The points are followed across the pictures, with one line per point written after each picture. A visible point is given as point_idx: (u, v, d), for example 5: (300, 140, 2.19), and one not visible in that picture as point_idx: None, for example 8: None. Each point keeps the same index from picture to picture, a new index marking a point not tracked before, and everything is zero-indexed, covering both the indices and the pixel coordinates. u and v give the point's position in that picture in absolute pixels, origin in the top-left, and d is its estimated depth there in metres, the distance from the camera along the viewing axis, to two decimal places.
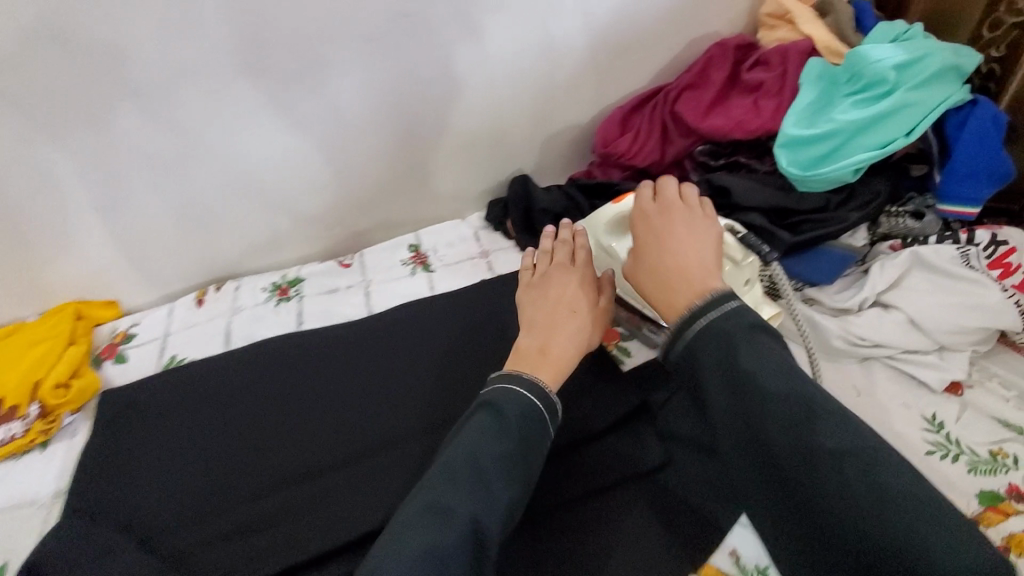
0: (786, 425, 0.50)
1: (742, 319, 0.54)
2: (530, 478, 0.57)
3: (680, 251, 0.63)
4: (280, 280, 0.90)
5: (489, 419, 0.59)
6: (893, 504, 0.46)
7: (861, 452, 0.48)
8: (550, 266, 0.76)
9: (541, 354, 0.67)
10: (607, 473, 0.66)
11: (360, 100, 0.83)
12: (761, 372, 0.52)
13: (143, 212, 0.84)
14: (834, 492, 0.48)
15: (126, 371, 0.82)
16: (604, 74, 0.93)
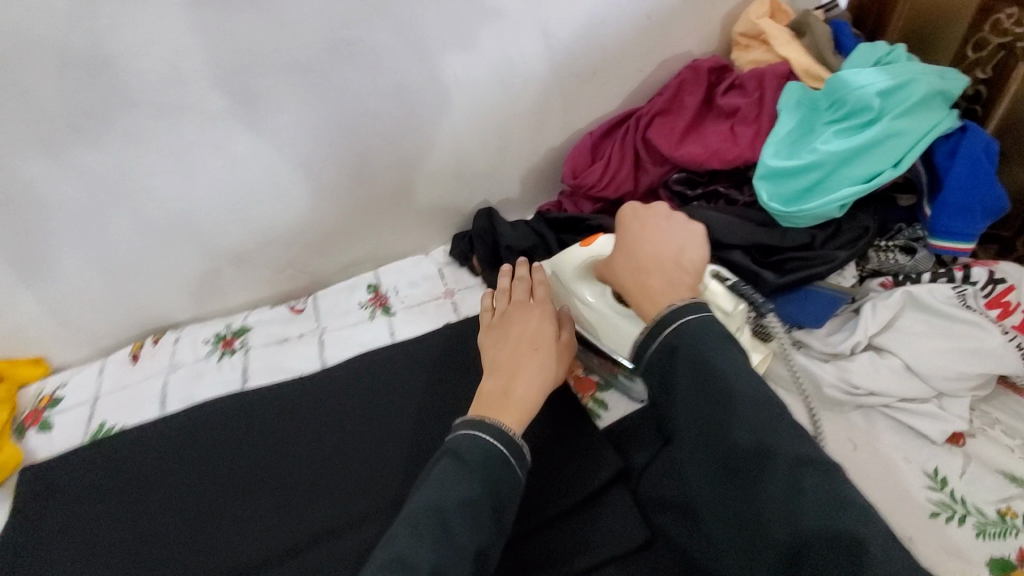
0: (751, 427, 0.48)
1: (714, 326, 0.53)
2: (501, 518, 0.52)
3: (661, 249, 0.62)
4: (224, 330, 0.83)
5: (450, 468, 0.52)
6: (854, 517, 0.43)
7: (823, 467, 0.46)
8: (509, 306, 0.71)
9: (505, 395, 0.60)
10: (585, 553, 0.60)
11: (304, 134, 0.76)
12: (730, 373, 0.50)
13: (63, 264, 0.76)
14: (793, 507, 0.45)
15: (51, 441, 0.74)
16: (571, 98, 0.87)
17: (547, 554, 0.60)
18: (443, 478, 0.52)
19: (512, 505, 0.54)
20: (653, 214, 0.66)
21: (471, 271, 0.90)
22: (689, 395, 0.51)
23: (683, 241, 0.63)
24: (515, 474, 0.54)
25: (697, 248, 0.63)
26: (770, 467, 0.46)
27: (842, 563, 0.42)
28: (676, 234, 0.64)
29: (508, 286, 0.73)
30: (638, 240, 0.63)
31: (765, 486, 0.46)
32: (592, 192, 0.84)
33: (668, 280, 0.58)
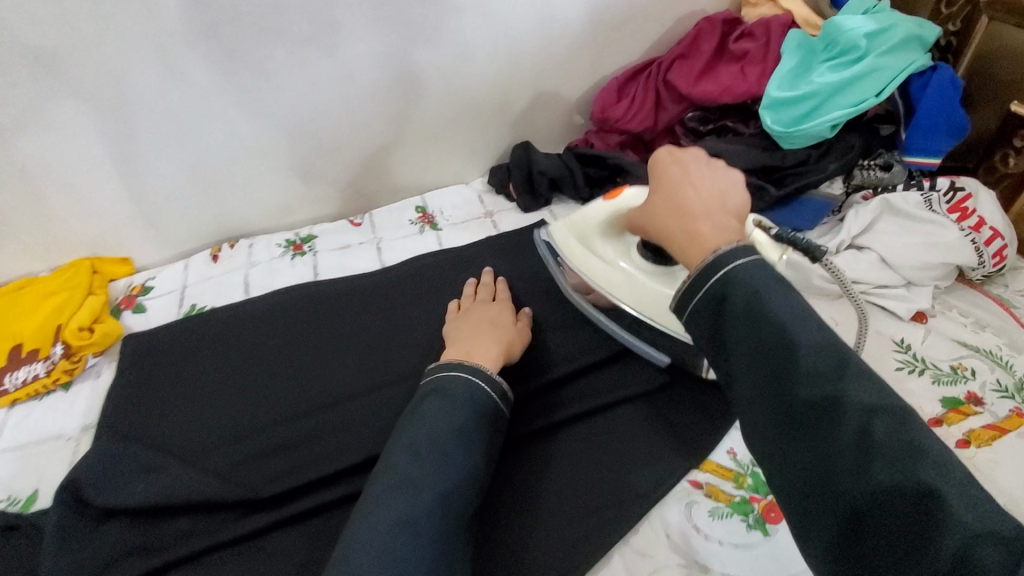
0: (816, 376, 0.39)
1: (768, 271, 0.45)
2: (489, 448, 0.57)
3: (704, 194, 0.56)
4: (294, 237, 0.94)
5: (437, 403, 0.57)
6: (933, 472, 0.34)
7: (902, 416, 0.36)
8: (472, 304, 0.78)
9: (470, 351, 0.66)
10: (613, 391, 0.73)
11: (374, 64, 0.87)
12: (786, 316, 0.42)
13: (158, 169, 0.86)
14: (862, 464, 0.36)
15: (146, 319, 0.84)
16: (601, 46, 1.00)
17: (578, 393, 0.74)
18: (432, 412, 0.56)
19: (497, 436, 0.59)
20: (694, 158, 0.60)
21: (507, 197, 1.02)
22: (741, 347, 0.43)
23: (726, 184, 0.57)
24: (496, 416, 0.60)
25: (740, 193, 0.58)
26: (837, 422, 0.37)
27: (915, 522, 0.33)
28: (717, 179, 0.58)
29: (473, 291, 0.81)
30: (671, 186, 0.58)
31: (828, 442, 0.37)
32: (617, 125, 0.96)
33: (715, 225, 0.52)
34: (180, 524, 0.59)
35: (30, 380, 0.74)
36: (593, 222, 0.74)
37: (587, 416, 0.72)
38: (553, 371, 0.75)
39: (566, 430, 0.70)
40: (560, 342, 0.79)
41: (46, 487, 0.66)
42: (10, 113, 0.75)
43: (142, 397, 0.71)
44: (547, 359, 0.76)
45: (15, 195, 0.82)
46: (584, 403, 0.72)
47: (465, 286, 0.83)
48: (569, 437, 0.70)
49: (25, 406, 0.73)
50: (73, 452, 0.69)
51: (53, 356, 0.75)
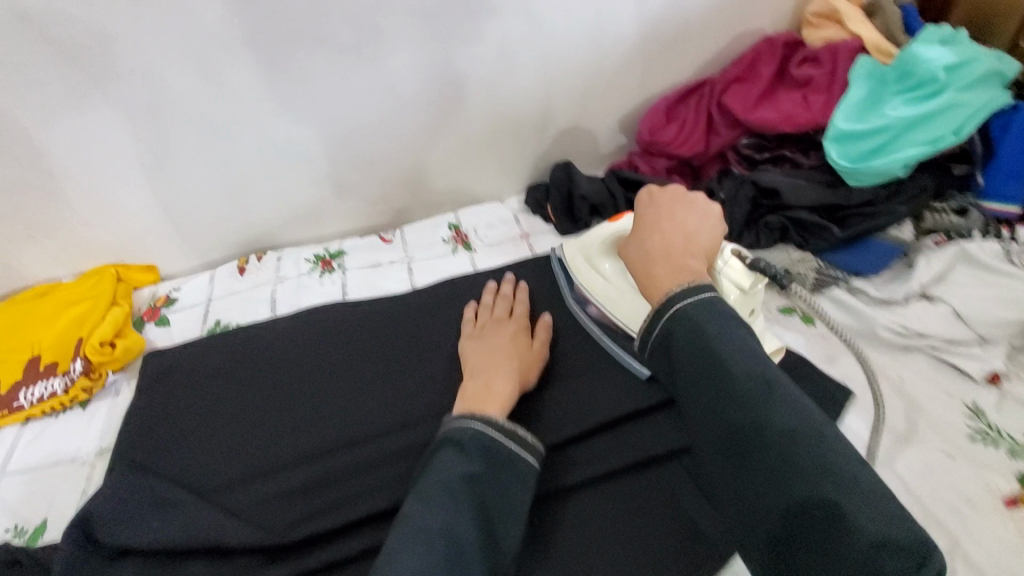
0: (746, 402, 0.44)
1: (716, 305, 0.49)
2: (514, 504, 0.51)
3: (671, 235, 0.58)
4: (323, 253, 0.91)
5: (452, 454, 0.52)
6: (839, 485, 0.40)
7: (817, 436, 0.42)
8: (488, 321, 0.75)
9: (487, 389, 0.62)
10: (649, 448, 0.67)
11: (416, 75, 0.84)
12: (725, 348, 0.47)
13: (186, 177, 0.83)
14: (783, 479, 0.42)
15: (169, 333, 0.82)
16: (651, 64, 0.94)
17: (585, 453, 0.67)
18: (445, 466, 0.51)
19: (526, 490, 0.53)
20: (669, 196, 0.62)
21: (544, 219, 0.97)
22: (688, 376, 0.48)
23: (698, 222, 0.59)
24: (523, 469, 0.54)
25: (715, 228, 0.60)
26: (760, 442, 0.43)
27: (824, 530, 0.40)
28: (691, 219, 0.60)
29: (491, 303, 0.77)
30: (643, 226, 0.61)
31: (757, 463, 0.43)
32: (666, 149, 0.91)
33: (675, 267, 0.54)
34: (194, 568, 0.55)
35: (45, 397, 0.71)
36: (592, 239, 0.77)
37: (599, 483, 0.65)
38: (562, 433, 0.68)
39: (574, 499, 0.64)
40: (588, 383, 0.73)
41: (56, 515, 0.61)
42: (40, 114, 0.72)
43: (163, 421, 0.68)
44: (551, 416, 0.69)
45: (43, 197, 0.79)
46: (583, 472, 0.65)
47: (484, 291, 0.80)
48: (579, 506, 0.64)
49: (40, 423, 0.70)
50: (88, 479, 0.64)
51: (72, 372, 0.72)
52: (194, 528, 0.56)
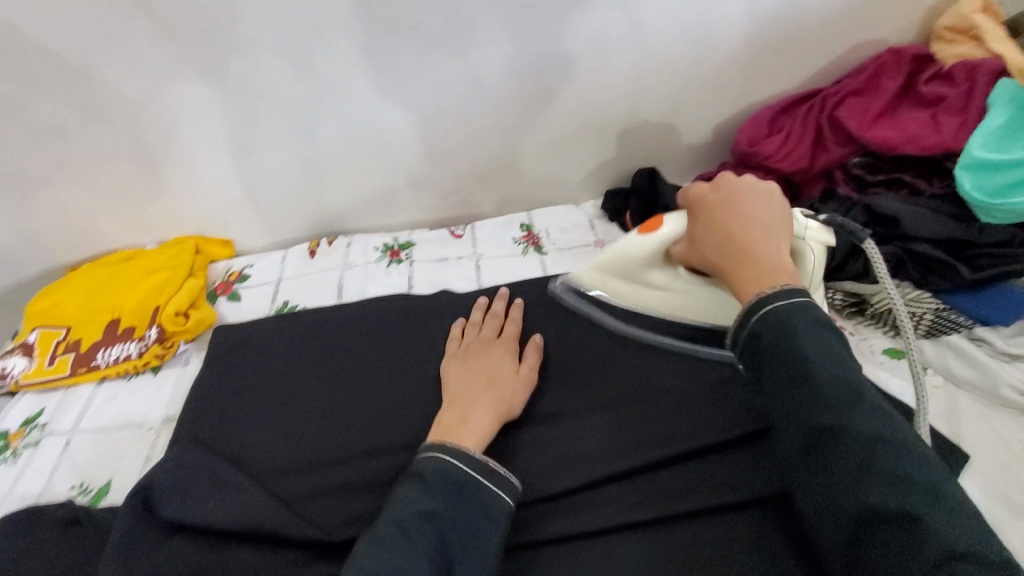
0: (828, 405, 0.41)
1: (806, 309, 0.46)
2: (481, 543, 0.49)
3: (752, 231, 0.51)
4: (392, 242, 0.90)
5: (415, 489, 0.50)
6: (919, 493, 0.38)
7: (901, 450, 0.39)
8: (475, 340, 0.70)
9: (462, 421, 0.58)
10: (693, 495, 0.57)
11: (500, 68, 0.80)
12: (811, 350, 0.43)
13: (268, 156, 0.84)
14: (856, 486, 0.39)
15: (239, 309, 0.83)
16: (756, 69, 0.87)
17: (592, 502, 0.58)
18: (405, 502, 0.49)
19: (495, 528, 0.50)
20: (739, 187, 0.54)
21: (621, 225, 0.91)
22: (767, 378, 0.45)
23: (764, 210, 0.53)
24: (490, 503, 0.51)
25: (781, 212, 0.54)
26: (836, 448, 0.40)
27: (897, 542, 0.37)
28: (756, 209, 0.53)
29: (480, 320, 0.73)
30: (717, 222, 0.53)
31: (831, 467, 0.40)
32: (765, 162, 0.83)
33: (760, 269, 0.49)
34: (239, 556, 0.54)
35: (121, 359, 0.73)
36: (630, 259, 0.65)
37: (606, 534, 0.55)
38: (545, 485, 0.59)
39: (556, 552, 0.55)
40: (584, 428, 0.64)
41: (119, 478, 0.62)
42: (138, 87, 0.75)
43: (225, 398, 0.68)
44: (533, 466, 0.61)
45: (135, 168, 0.82)
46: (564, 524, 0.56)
47: (475, 307, 0.76)
48: (593, 554, 0.54)
49: (114, 384, 0.72)
50: (152, 446, 0.65)
51: (147, 339, 0.74)
52: (246, 513, 0.56)
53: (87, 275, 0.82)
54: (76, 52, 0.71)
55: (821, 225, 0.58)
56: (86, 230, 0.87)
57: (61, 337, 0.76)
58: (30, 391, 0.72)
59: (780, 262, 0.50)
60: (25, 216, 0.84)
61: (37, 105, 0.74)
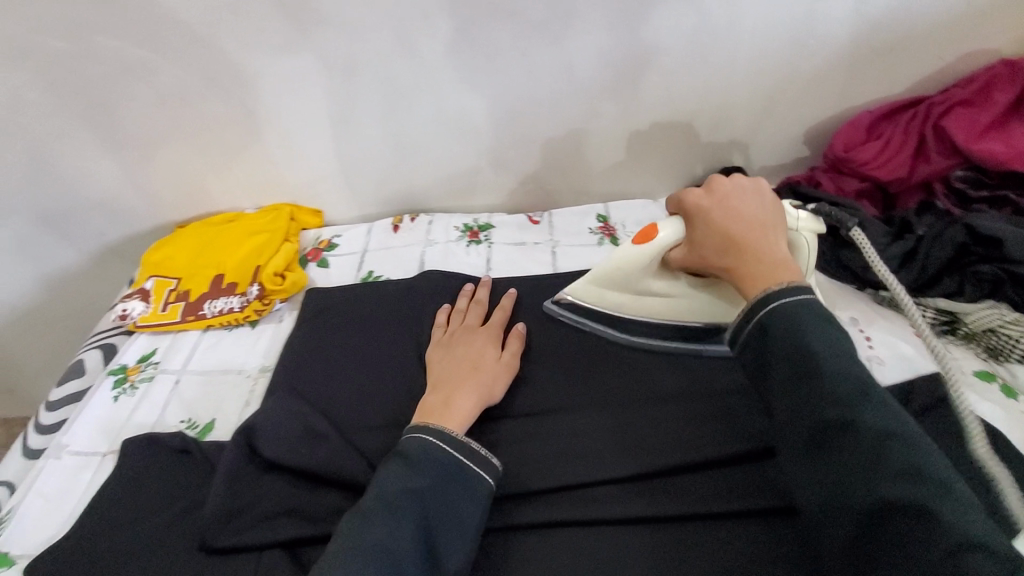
0: (838, 400, 0.42)
1: (815, 309, 0.48)
2: (463, 520, 0.51)
3: (754, 229, 0.54)
4: (472, 223, 0.93)
5: (397, 467, 0.52)
6: (930, 488, 0.37)
7: (913, 444, 0.40)
8: (458, 327, 0.72)
9: (446, 404, 0.60)
10: (705, 496, 0.56)
11: (594, 59, 0.82)
12: (818, 348, 0.45)
13: (364, 132, 0.88)
14: (864, 479, 0.39)
15: (327, 275, 0.88)
16: (856, 73, 0.85)
17: (602, 495, 0.58)
18: (388, 480, 0.51)
19: (477, 506, 0.53)
20: (731, 190, 0.58)
21: None
22: (776, 377, 0.46)
23: (759, 209, 0.56)
24: (473, 481, 0.54)
25: (776, 212, 0.57)
26: (848, 442, 0.40)
27: (909, 536, 0.37)
28: (754, 209, 0.56)
29: (464, 309, 0.75)
30: (720, 222, 0.55)
31: (840, 461, 0.41)
32: (859, 170, 0.82)
33: (770, 264, 0.52)
34: (328, 499, 0.59)
35: (226, 311, 0.79)
36: (625, 272, 0.64)
37: (605, 525, 0.56)
38: (560, 475, 0.59)
39: (555, 540, 0.55)
40: (572, 427, 0.64)
41: (222, 418, 0.68)
42: (256, 62, 0.81)
43: (315, 355, 0.73)
44: (515, 458, 0.61)
45: (245, 138, 0.89)
46: (547, 511, 0.57)
47: (459, 295, 0.78)
48: (600, 541, 0.54)
49: (217, 333, 0.79)
50: (251, 391, 0.71)
51: (249, 294, 0.80)
52: (337, 462, 0.60)
53: (193, 233, 0.89)
54: (206, 26, 0.77)
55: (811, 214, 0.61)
56: (196, 191, 0.95)
57: (172, 287, 0.83)
58: (144, 332, 0.79)
59: (780, 256, 0.53)
60: (144, 173, 0.92)
61: (166, 73, 0.81)
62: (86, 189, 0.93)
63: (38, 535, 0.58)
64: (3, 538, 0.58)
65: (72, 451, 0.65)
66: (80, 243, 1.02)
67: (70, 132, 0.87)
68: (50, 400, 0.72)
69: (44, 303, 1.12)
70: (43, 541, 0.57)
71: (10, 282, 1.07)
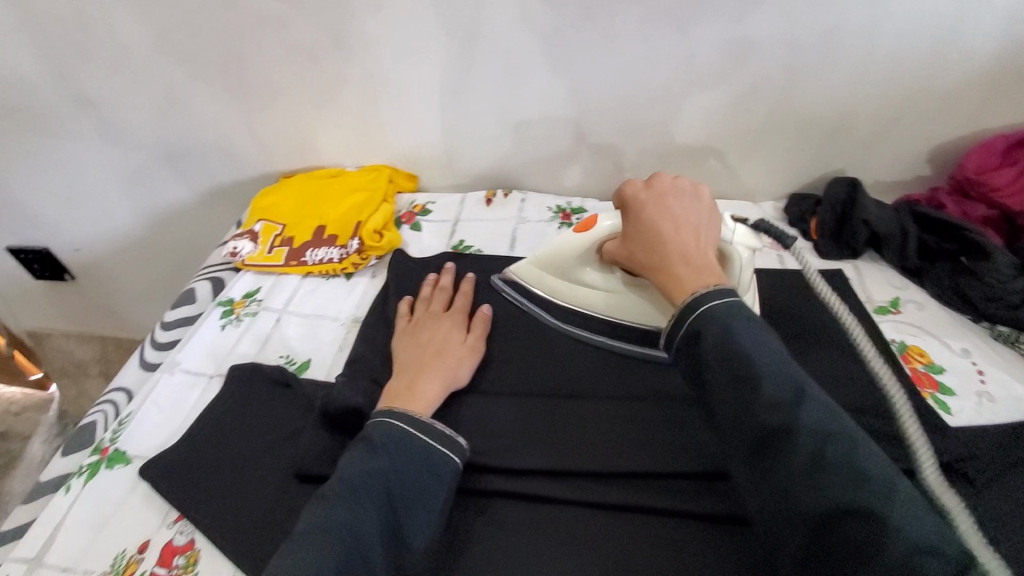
0: (777, 404, 0.42)
1: (744, 311, 0.48)
2: (428, 500, 0.51)
3: (682, 229, 0.55)
4: (565, 205, 0.93)
5: (362, 451, 0.52)
6: (873, 490, 0.39)
7: (853, 444, 0.41)
8: (422, 314, 0.72)
9: (411, 390, 0.60)
10: (652, 494, 0.55)
11: (716, 52, 0.80)
12: (753, 350, 0.45)
13: (472, 103, 0.90)
14: (811, 482, 0.40)
15: (420, 239, 0.90)
16: (1000, 91, 0.79)
17: (553, 482, 0.57)
18: (350, 465, 0.51)
19: (442, 485, 0.52)
20: (668, 189, 0.59)
21: (804, 232, 0.87)
22: (712, 379, 0.46)
23: (694, 213, 0.57)
24: (437, 460, 0.53)
25: (710, 219, 0.58)
26: (792, 449, 0.41)
27: (857, 539, 0.38)
28: (689, 211, 0.57)
29: (428, 295, 0.74)
30: (651, 220, 0.56)
31: (783, 462, 0.41)
32: (990, 195, 0.77)
33: (697, 268, 0.52)
34: None
35: (326, 261, 0.83)
36: (565, 255, 0.69)
37: (574, 511, 0.55)
38: (517, 458, 0.59)
39: (526, 520, 0.55)
40: (529, 412, 0.63)
41: (317, 359, 0.71)
42: (382, 24, 0.83)
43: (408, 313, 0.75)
44: (477, 436, 0.61)
45: (359, 97, 0.92)
46: (508, 483, 0.57)
47: (423, 284, 0.77)
48: (553, 527, 0.54)
49: (316, 280, 0.83)
50: (344, 337, 0.74)
51: (349, 248, 0.83)
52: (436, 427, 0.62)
53: (299, 184, 0.94)
54: None
55: (746, 230, 0.63)
56: (305, 144, 0.99)
57: (277, 231, 0.87)
58: (249, 271, 0.84)
59: (709, 259, 0.54)
60: (261, 122, 0.97)
61: (297, 28, 0.85)
62: (207, 130, 0.99)
63: (151, 440, 0.63)
64: (122, 437, 0.63)
65: (183, 369, 0.70)
66: (193, 181, 1.08)
67: (201, 74, 0.92)
68: (166, 320, 0.78)
69: (152, 234, 1.20)
70: (156, 446, 0.62)
71: (126, 209, 1.16)
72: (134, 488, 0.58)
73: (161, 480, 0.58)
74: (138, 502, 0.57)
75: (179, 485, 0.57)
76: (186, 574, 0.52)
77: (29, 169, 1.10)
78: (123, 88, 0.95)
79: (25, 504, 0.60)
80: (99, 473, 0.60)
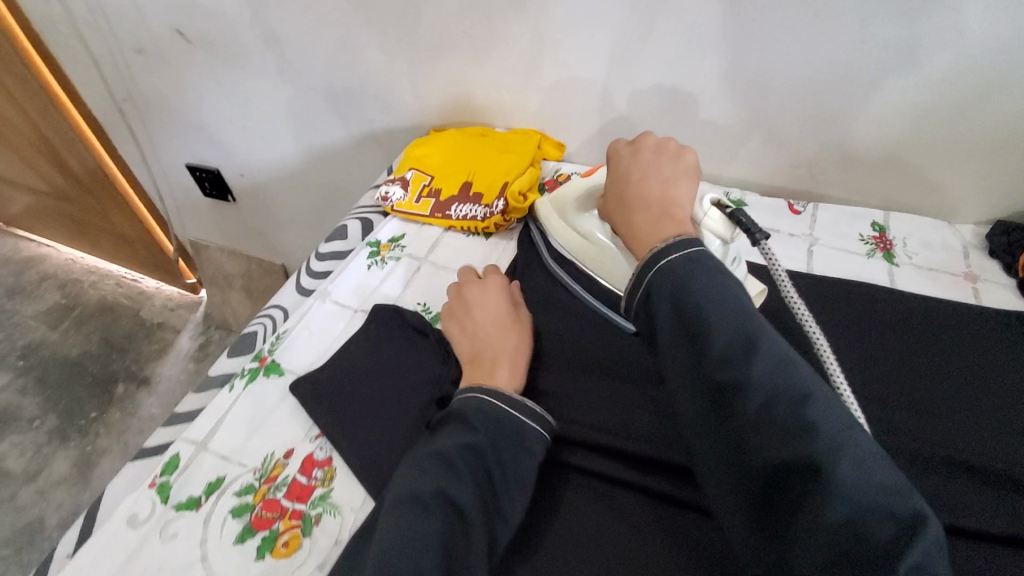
0: (727, 358, 0.43)
1: (701, 263, 0.49)
2: (523, 478, 0.51)
3: (649, 184, 0.59)
4: (722, 196, 0.87)
5: (456, 426, 0.53)
6: (819, 440, 0.38)
7: (802, 397, 0.40)
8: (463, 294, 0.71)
9: (494, 368, 0.59)
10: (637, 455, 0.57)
11: (947, 44, 0.68)
12: (710, 304, 0.45)
13: (640, 76, 0.85)
14: (758, 433, 0.40)
15: None
16: None
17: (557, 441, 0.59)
18: (446, 439, 0.52)
19: (534, 462, 0.52)
20: (643, 146, 0.62)
21: (1010, 268, 0.74)
22: (664, 335, 0.47)
23: (669, 169, 0.60)
24: (531, 440, 0.53)
25: (688, 175, 0.60)
26: (741, 403, 0.41)
27: (805, 492, 0.37)
28: (663, 165, 0.60)
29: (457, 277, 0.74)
30: (622, 176, 0.61)
31: (736, 416, 0.41)
32: None
33: (656, 219, 0.55)
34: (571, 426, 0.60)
35: (469, 218, 0.84)
36: (569, 197, 0.77)
37: (567, 471, 0.57)
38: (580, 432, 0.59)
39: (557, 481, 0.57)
40: (588, 391, 0.63)
41: None
42: None
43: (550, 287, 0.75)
44: (567, 411, 0.62)
45: (524, 59, 0.90)
46: (596, 462, 0.57)
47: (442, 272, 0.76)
48: (558, 484, 0.56)
49: (458, 236, 0.85)
50: None
51: (493, 207, 0.82)
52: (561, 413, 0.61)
53: (452, 138, 0.94)
54: None
55: (722, 218, 0.61)
56: (462, 99, 1.00)
57: (425, 182, 0.89)
58: (397, 217, 0.88)
59: (676, 212, 0.56)
60: (424, 73, 0.99)
61: None
62: (374, 76, 1.03)
63: (301, 358, 0.68)
64: (279, 351, 0.69)
65: (332, 300, 0.75)
66: (351, 124, 1.14)
67: (380, 21, 0.95)
68: (320, 251, 0.83)
69: (307, 169, 1.29)
70: (305, 365, 0.67)
71: (289, 143, 1.25)
72: (284, 400, 0.64)
73: (308, 397, 0.63)
74: (287, 412, 0.63)
75: (324, 406, 0.62)
76: (322, 486, 0.56)
77: (218, 97, 1.22)
78: (309, 30, 1.01)
79: (196, 394, 0.67)
80: (258, 379, 0.66)
